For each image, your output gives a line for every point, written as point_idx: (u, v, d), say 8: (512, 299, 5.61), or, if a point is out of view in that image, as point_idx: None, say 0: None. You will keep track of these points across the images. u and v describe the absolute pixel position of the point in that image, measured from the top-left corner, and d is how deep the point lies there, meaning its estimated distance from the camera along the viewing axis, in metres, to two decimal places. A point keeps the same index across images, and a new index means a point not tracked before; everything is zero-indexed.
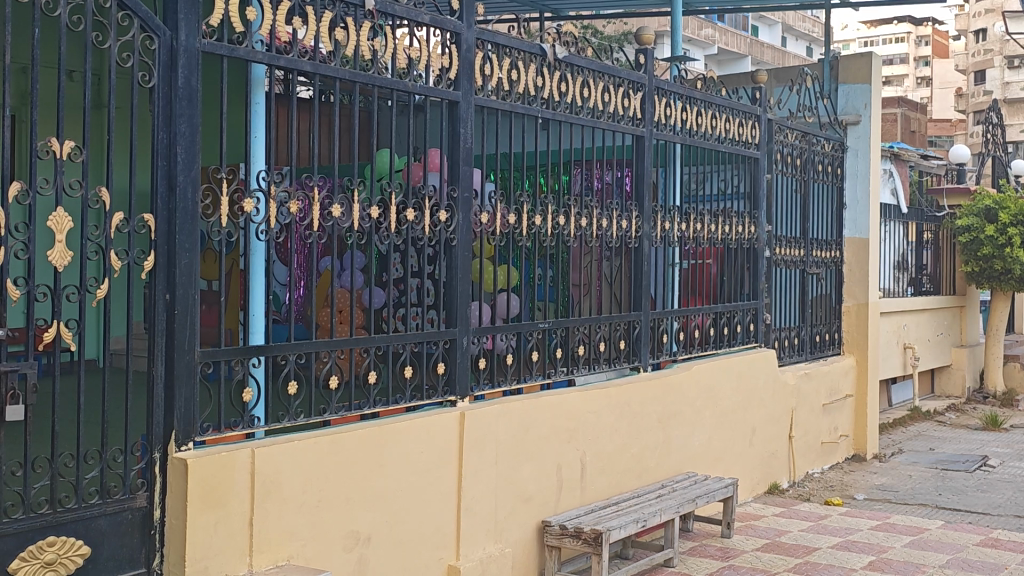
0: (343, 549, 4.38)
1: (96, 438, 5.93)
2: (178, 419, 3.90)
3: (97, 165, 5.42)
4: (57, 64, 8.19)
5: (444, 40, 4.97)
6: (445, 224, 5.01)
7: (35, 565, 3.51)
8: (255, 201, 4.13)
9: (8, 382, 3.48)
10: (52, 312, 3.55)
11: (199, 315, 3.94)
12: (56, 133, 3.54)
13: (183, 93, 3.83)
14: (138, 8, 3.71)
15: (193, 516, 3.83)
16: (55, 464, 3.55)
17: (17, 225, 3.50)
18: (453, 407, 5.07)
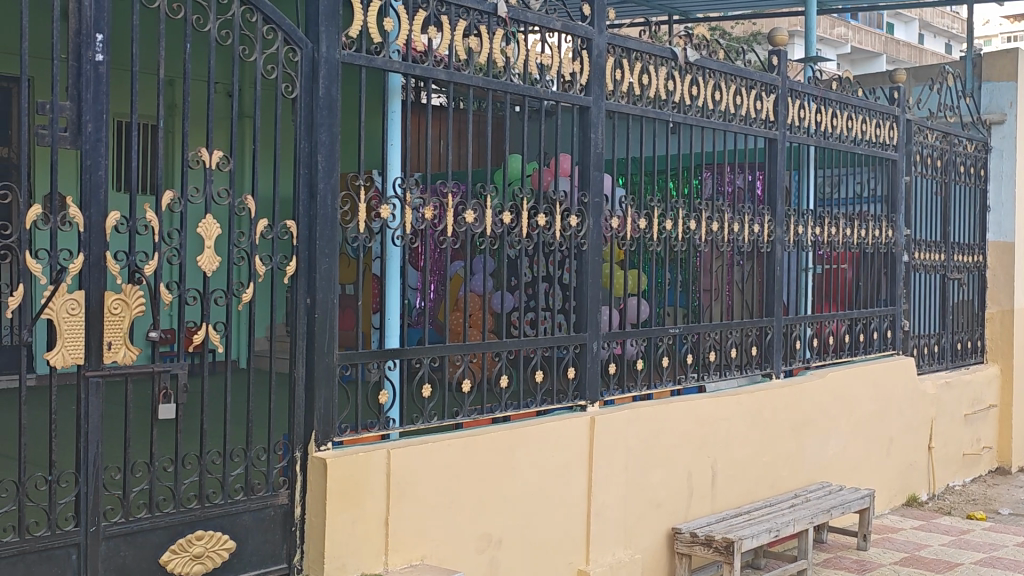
0: (475, 550, 4.44)
1: (241, 438, 6.14)
2: (318, 419, 4.00)
3: (244, 177, 5.65)
4: (203, 75, 8.54)
5: (575, 45, 4.98)
6: (576, 229, 5.03)
7: (184, 558, 3.67)
8: (391, 207, 4.23)
9: (161, 382, 3.64)
10: (202, 315, 3.70)
11: (337, 318, 4.05)
12: (206, 143, 3.69)
13: (324, 103, 3.95)
14: (282, 21, 3.83)
15: (333, 515, 3.94)
16: (204, 461, 3.69)
17: (170, 232, 3.65)
18: (584, 412, 5.08)
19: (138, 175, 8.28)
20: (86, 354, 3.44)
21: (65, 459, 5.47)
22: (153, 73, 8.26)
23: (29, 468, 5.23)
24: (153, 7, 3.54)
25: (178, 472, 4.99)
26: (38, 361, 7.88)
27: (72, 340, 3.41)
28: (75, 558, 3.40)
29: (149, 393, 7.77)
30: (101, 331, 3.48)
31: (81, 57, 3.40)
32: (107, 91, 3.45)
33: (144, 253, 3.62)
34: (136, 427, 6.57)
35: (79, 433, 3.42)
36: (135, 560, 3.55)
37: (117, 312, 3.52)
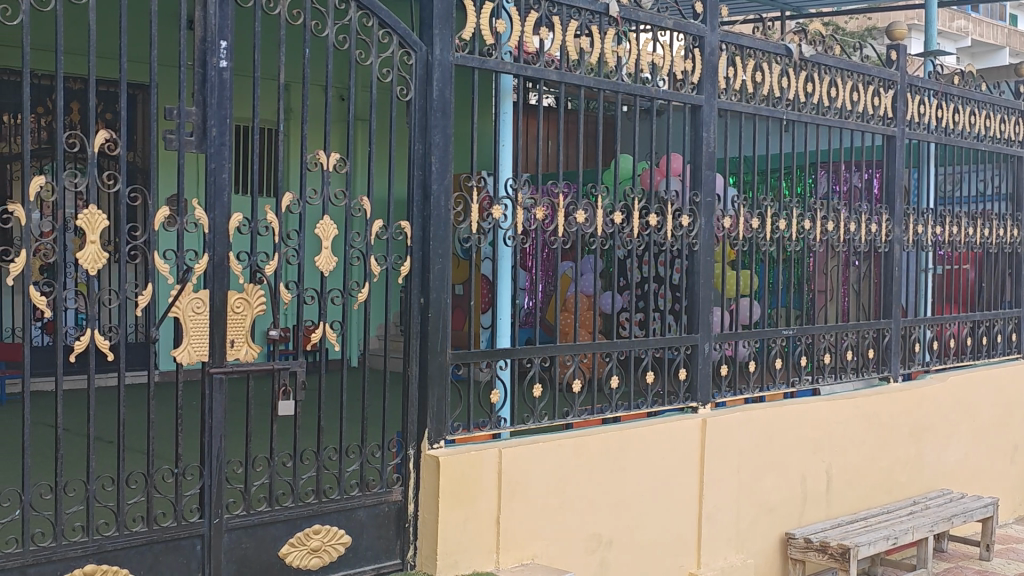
0: (586, 551, 4.44)
1: (355, 435, 6.25)
2: (431, 418, 4.05)
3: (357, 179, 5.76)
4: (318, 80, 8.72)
5: (688, 44, 4.93)
6: (687, 229, 4.98)
7: (302, 551, 3.76)
8: (503, 208, 4.25)
9: (280, 380, 3.73)
10: (319, 314, 3.78)
11: (450, 318, 4.09)
12: (323, 145, 3.77)
13: (438, 104, 4.00)
14: (397, 25, 3.89)
15: (445, 512, 3.99)
16: (321, 457, 3.78)
17: (289, 233, 3.73)
18: (695, 414, 5.02)
19: (257, 178, 8.51)
20: (210, 351, 3.55)
21: (191, 453, 5.65)
22: (271, 78, 8.47)
23: (159, 460, 5.43)
24: (274, 13, 3.63)
25: (297, 467, 5.12)
26: (164, 358, 8.17)
27: (197, 338, 3.53)
28: (199, 549, 3.51)
29: (267, 391, 7.98)
30: (224, 329, 3.59)
31: (206, 64, 3.51)
32: (230, 96, 3.56)
33: (265, 254, 3.71)
34: (257, 423, 6.75)
35: (203, 427, 3.53)
36: (256, 552, 3.65)
37: (239, 310, 3.63)
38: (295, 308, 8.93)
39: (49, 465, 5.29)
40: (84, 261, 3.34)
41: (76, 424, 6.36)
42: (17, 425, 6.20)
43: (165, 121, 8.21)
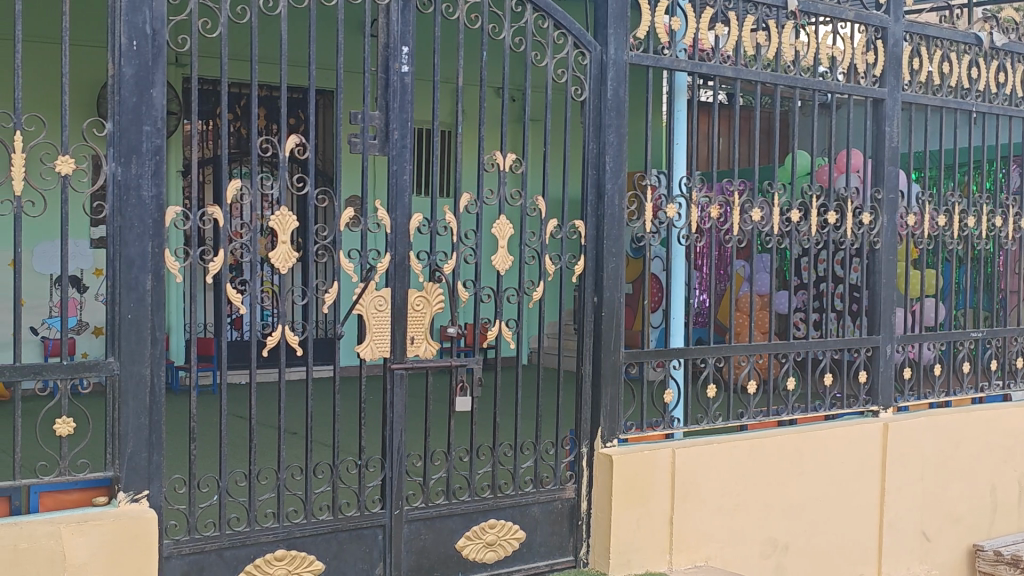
0: (761, 555, 4.37)
1: (529, 432, 6.33)
2: (604, 416, 4.06)
3: (530, 178, 5.82)
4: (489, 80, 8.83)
5: (869, 36, 4.76)
6: (869, 227, 4.81)
7: (478, 545, 3.84)
8: (677, 207, 4.22)
9: (458, 376, 3.81)
10: (495, 312, 3.84)
11: (624, 318, 4.09)
12: (499, 146, 3.83)
13: (612, 104, 4.00)
14: (572, 25, 3.91)
15: (618, 510, 4.00)
16: (496, 453, 3.84)
17: (467, 232, 3.80)
18: (876, 418, 4.85)
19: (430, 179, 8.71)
20: (392, 347, 3.67)
21: (372, 445, 5.84)
22: (445, 80, 8.63)
23: (343, 450, 5.63)
24: (453, 18, 3.69)
25: (476, 461, 5.21)
26: (345, 353, 8.47)
27: (379, 334, 3.65)
28: (381, 538, 3.64)
29: (445, 386, 8.16)
30: (405, 326, 3.70)
31: (389, 69, 3.62)
32: (412, 100, 3.66)
33: (444, 253, 3.80)
34: (435, 419, 6.91)
35: (385, 421, 3.64)
36: (434, 543, 3.75)
37: (419, 308, 3.73)
38: (469, 305, 9.09)
39: (243, 453, 5.55)
40: (275, 260, 3.49)
41: (264, 416, 6.66)
42: (214, 416, 6.55)
43: (348, 125, 8.50)
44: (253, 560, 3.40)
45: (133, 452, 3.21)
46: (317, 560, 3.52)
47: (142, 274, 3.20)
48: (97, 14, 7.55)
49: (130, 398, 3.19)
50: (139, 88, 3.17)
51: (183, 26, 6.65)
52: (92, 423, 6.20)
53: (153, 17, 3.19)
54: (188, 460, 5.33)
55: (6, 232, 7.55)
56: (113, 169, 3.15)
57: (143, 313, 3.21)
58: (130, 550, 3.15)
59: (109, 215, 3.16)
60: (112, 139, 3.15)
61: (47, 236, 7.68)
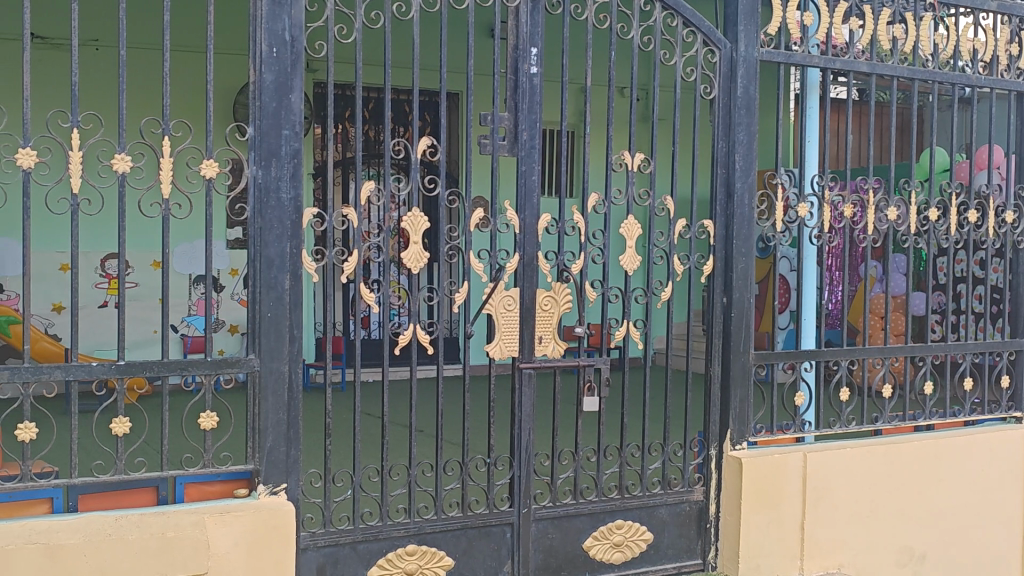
0: (897, 564, 4.25)
1: (657, 432, 6.29)
2: (733, 418, 4.00)
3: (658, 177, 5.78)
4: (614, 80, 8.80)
5: (1013, 27, 4.57)
6: (1012, 225, 4.62)
7: (605, 545, 3.83)
8: (809, 206, 4.12)
9: (585, 375, 3.82)
10: (623, 312, 3.82)
11: (754, 319, 4.03)
12: (627, 146, 3.82)
13: (742, 102, 3.94)
14: (702, 23, 3.87)
15: (747, 514, 3.95)
16: (624, 453, 3.83)
17: (595, 232, 3.80)
18: (1019, 425, 4.66)
19: (554, 180, 8.73)
20: (520, 346, 3.70)
21: (501, 443, 5.89)
22: (570, 80, 8.64)
23: (473, 448, 5.68)
24: (582, 18, 3.69)
25: (603, 461, 5.20)
26: (473, 353, 8.57)
27: (508, 334, 3.68)
28: (509, 536, 3.67)
29: (572, 386, 8.16)
30: (533, 326, 3.73)
31: (518, 70, 3.65)
32: (540, 101, 3.68)
33: (572, 253, 3.80)
34: (563, 419, 6.92)
35: (513, 420, 3.68)
36: (562, 542, 3.76)
37: (547, 308, 3.76)
38: (595, 306, 9.09)
39: (375, 449, 5.67)
40: (407, 260, 3.56)
41: (395, 413, 6.78)
42: (347, 413, 6.69)
43: (476, 126, 8.58)
44: (386, 554, 3.47)
45: (272, 446, 3.31)
46: (447, 556, 3.57)
47: (281, 273, 3.30)
48: (237, 22, 7.79)
49: (269, 394, 3.29)
50: (279, 93, 3.28)
51: (319, 33, 6.84)
52: (233, 417, 6.41)
53: (292, 24, 3.29)
54: (324, 455, 5.46)
55: (154, 232, 7.90)
56: (254, 173, 3.26)
57: (281, 312, 3.32)
58: (269, 541, 3.25)
59: (251, 216, 3.27)
60: (253, 143, 3.26)
61: (187, 237, 7.96)
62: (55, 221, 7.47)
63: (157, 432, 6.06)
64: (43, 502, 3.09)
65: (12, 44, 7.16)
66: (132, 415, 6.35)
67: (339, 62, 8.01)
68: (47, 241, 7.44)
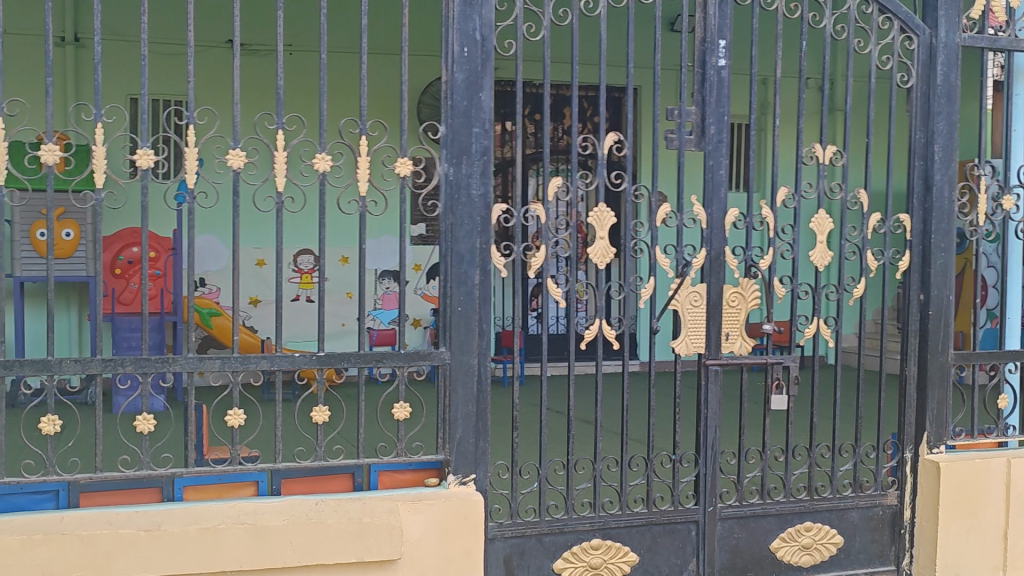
0: None
1: (850, 431, 6.11)
2: (931, 420, 3.85)
3: (854, 170, 5.61)
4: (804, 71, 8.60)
5: None
6: None
7: (794, 547, 3.74)
8: (1015, 198, 3.91)
9: (774, 373, 3.73)
10: (813, 310, 3.72)
11: (954, 317, 3.85)
12: (818, 139, 3.71)
13: (943, 90, 3.77)
14: (899, 9, 3.73)
15: (945, 520, 3.79)
16: (813, 454, 3.72)
17: (784, 227, 3.70)
18: None
19: (739, 174, 8.59)
20: (707, 343, 3.65)
21: (687, 439, 5.85)
22: (757, 72, 8.49)
23: (659, 444, 5.67)
24: (772, 8, 3.62)
25: (793, 462, 5.08)
26: (660, 348, 8.55)
27: (695, 330, 3.65)
28: (694, 534, 3.64)
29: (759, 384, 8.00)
30: (720, 322, 3.68)
31: (706, 64, 3.61)
32: (729, 94, 3.62)
33: (760, 247, 3.72)
34: (750, 416, 6.82)
35: (699, 417, 3.64)
36: (748, 542, 3.70)
37: (735, 304, 3.70)
38: (784, 302, 8.91)
39: (562, 442, 5.73)
40: (593, 255, 3.58)
41: (580, 408, 6.83)
42: (533, 406, 6.78)
43: (662, 120, 8.55)
44: (571, 547, 3.50)
45: (461, 437, 3.39)
46: (631, 552, 3.57)
47: (470, 268, 3.37)
48: (429, 22, 7.99)
49: (459, 386, 3.37)
50: (470, 92, 3.34)
51: (508, 32, 6.94)
52: (425, 408, 6.58)
53: (482, 24, 3.35)
54: (512, 446, 5.55)
55: (352, 229, 8.20)
56: (445, 170, 3.34)
57: (471, 306, 3.38)
58: (459, 530, 3.33)
59: (442, 213, 3.35)
60: (445, 141, 3.34)
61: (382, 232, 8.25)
62: (262, 219, 7.86)
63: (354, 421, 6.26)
64: (249, 485, 3.26)
65: (220, 50, 7.57)
66: (331, 403, 6.59)
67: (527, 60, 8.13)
68: (249, 236, 7.83)
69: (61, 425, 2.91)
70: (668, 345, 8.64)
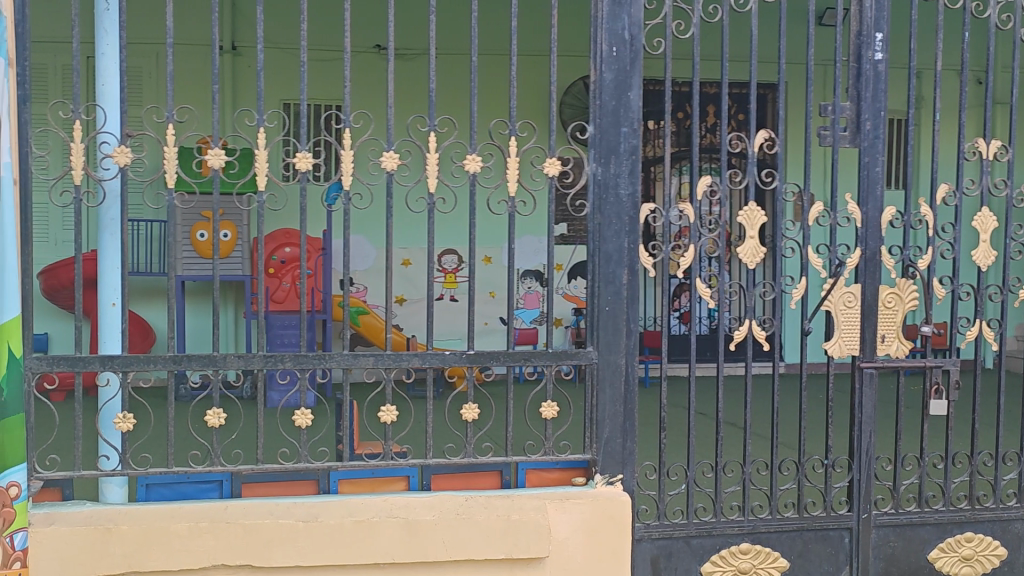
0: None
1: (1017, 439, 5.84)
2: None
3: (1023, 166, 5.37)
4: (965, 64, 8.26)
5: None
6: None
7: (953, 558, 3.61)
8: None
9: (932, 377, 3.59)
10: (976, 311, 3.56)
11: None
12: (983, 133, 3.55)
13: None
14: None
15: None
16: (975, 462, 3.57)
17: (945, 225, 3.56)
18: None
19: (895, 171, 8.32)
20: (861, 346, 3.55)
21: (841, 445, 5.70)
22: (915, 66, 8.20)
23: (812, 448, 5.54)
24: None
25: (956, 468, 4.89)
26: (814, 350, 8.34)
27: (849, 332, 3.55)
28: (848, 542, 3.54)
29: (916, 388, 7.72)
30: (876, 324, 3.57)
31: (862, 57, 3.51)
32: (886, 89, 3.51)
33: (918, 247, 3.59)
34: (907, 421, 6.59)
35: (853, 421, 3.55)
36: (904, 552, 3.58)
37: (891, 305, 3.58)
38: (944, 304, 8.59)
39: (710, 444, 5.65)
40: (743, 255, 3.52)
41: (728, 411, 6.72)
42: (681, 408, 6.71)
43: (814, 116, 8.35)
44: (720, 551, 3.45)
45: (609, 437, 3.39)
46: (781, 557, 3.49)
47: (618, 268, 3.36)
48: (576, 22, 8.01)
49: (607, 386, 3.37)
50: (618, 91, 3.34)
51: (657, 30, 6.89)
52: (572, 407, 6.59)
53: (631, 23, 3.34)
54: (659, 447, 5.51)
55: (500, 228, 8.27)
56: (594, 170, 3.35)
57: (619, 306, 3.38)
58: (607, 530, 3.33)
59: (590, 213, 3.36)
60: (593, 141, 3.34)
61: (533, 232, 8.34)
62: (415, 218, 7.97)
63: (501, 420, 6.31)
64: (401, 480, 3.37)
65: (369, 55, 7.74)
66: (480, 400, 6.67)
67: (677, 58, 8.06)
68: (407, 236, 8.00)
69: (225, 418, 3.02)
70: (819, 346, 8.44)
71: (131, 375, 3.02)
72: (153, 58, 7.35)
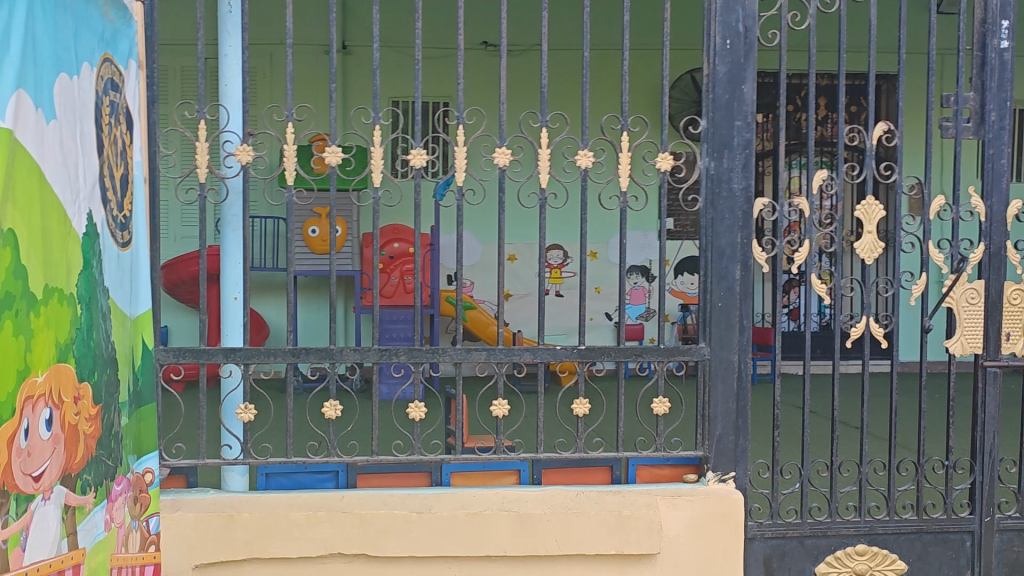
0: None
1: None
2: None
3: None
4: None
5: None
6: None
7: None
8: None
9: None
10: None
11: None
12: None
13: None
14: None
15: None
16: None
17: None
18: None
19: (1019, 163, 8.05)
20: (985, 343, 3.43)
21: (963, 445, 5.54)
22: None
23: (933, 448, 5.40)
24: None
25: None
26: (935, 347, 8.12)
27: (972, 329, 3.44)
28: (969, 545, 3.45)
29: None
30: (1000, 321, 3.45)
31: (987, 46, 3.40)
32: (1012, 78, 3.39)
33: None
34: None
35: (975, 421, 3.45)
36: None
37: (1017, 302, 3.45)
38: None
39: (827, 442, 5.56)
40: (861, 250, 3.43)
41: (844, 409, 6.59)
42: (793, 405, 6.60)
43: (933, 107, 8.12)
44: (835, 551, 3.39)
45: (721, 434, 3.36)
46: (899, 559, 3.41)
47: (731, 263, 3.32)
48: (687, 15, 7.95)
49: (719, 382, 3.33)
50: (731, 84, 3.30)
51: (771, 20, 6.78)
52: (684, 404, 6.55)
53: (745, 15, 3.29)
54: (771, 444, 5.44)
55: (610, 223, 8.26)
56: (707, 164, 3.31)
57: (732, 302, 3.33)
58: (718, 527, 3.30)
59: (703, 207, 3.33)
60: (706, 135, 3.31)
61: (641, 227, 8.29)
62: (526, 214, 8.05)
63: (613, 414, 6.32)
64: (512, 474, 3.38)
65: (478, 52, 7.81)
66: (593, 396, 6.68)
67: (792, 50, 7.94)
68: (521, 232, 8.08)
69: (342, 410, 3.08)
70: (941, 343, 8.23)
71: (253, 367, 3.11)
72: (269, 58, 7.54)
